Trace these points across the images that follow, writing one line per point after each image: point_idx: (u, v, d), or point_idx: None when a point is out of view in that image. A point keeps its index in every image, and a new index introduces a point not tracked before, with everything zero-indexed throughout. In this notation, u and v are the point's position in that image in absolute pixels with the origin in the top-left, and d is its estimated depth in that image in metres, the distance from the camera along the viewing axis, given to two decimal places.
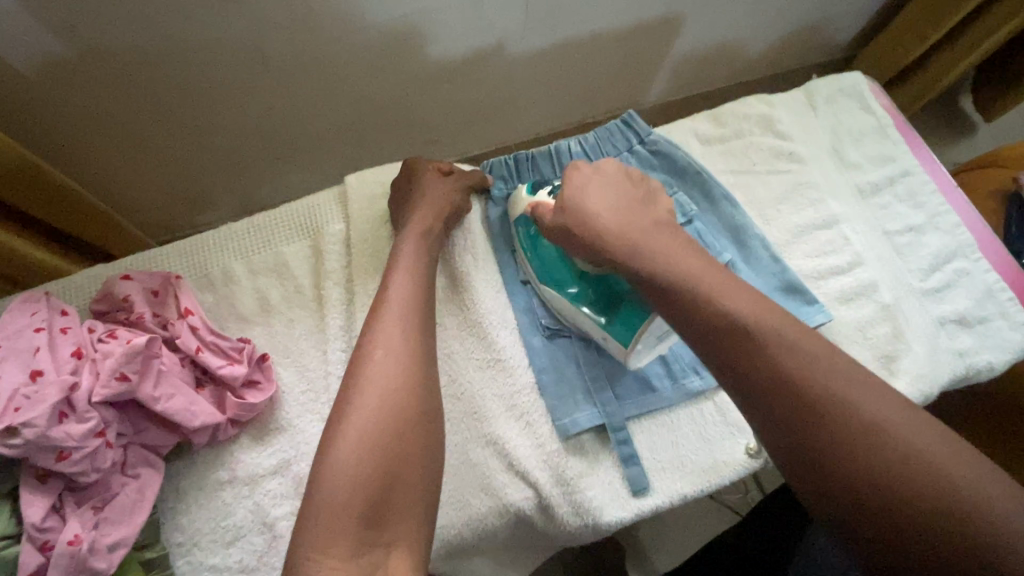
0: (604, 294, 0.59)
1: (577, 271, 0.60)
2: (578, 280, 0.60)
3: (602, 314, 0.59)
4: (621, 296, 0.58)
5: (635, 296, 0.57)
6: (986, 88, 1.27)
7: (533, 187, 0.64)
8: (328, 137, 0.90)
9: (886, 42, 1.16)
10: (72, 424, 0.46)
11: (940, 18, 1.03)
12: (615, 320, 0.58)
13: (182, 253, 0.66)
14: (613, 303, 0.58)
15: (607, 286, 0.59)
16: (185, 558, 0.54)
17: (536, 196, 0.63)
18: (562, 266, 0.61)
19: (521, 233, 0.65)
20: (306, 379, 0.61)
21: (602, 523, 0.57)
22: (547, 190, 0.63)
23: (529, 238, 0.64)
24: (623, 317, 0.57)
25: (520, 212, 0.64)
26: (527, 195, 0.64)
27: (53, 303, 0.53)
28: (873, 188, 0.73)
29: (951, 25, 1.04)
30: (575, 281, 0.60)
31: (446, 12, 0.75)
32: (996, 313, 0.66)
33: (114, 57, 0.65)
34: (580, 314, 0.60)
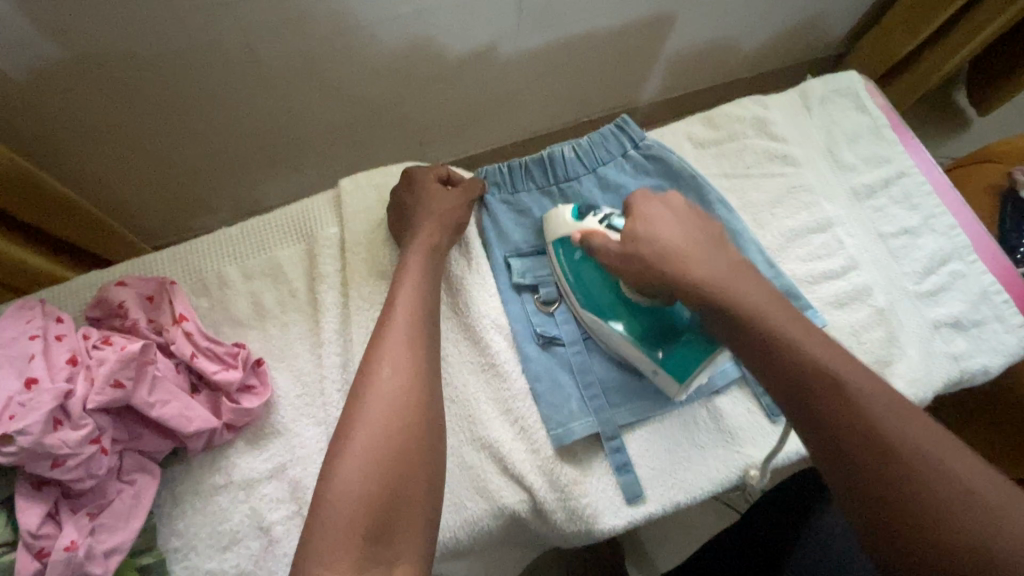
0: (656, 325, 0.59)
1: (624, 303, 0.59)
2: (625, 312, 0.59)
3: (657, 350, 0.58)
4: (674, 328, 0.58)
5: (697, 332, 0.57)
6: (986, 78, 1.26)
7: (580, 210, 0.62)
8: (323, 138, 0.90)
9: (882, 40, 1.16)
10: (66, 431, 0.46)
11: (933, 16, 1.03)
12: (674, 358, 0.58)
13: (176, 258, 0.66)
14: (667, 336, 0.58)
15: (662, 317, 0.58)
16: (182, 562, 0.54)
17: (584, 222, 0.60)
18: (608, 298, 0.60)
19: (564, 261, 0.63)
20: (301, 383, 0.61)
21: (596, 527, 0.57)
22: (597, 215, 0.60)
23: (573, 266, 0.62)
24: (680, 353, 0.57)
25: (564, 239, 0.62)
26: (573, 221, 0.61)
27: (47, 311, 0.53)
28: (868, 190, 0.73)
29: (941, 20, 1.04)
30: (623, 313, 0.59)
31: (439, 14, 0.75)
32: (991, 315, 0.66)
33: (109, 63, 0.65)
34: (632, 349, 0.59)
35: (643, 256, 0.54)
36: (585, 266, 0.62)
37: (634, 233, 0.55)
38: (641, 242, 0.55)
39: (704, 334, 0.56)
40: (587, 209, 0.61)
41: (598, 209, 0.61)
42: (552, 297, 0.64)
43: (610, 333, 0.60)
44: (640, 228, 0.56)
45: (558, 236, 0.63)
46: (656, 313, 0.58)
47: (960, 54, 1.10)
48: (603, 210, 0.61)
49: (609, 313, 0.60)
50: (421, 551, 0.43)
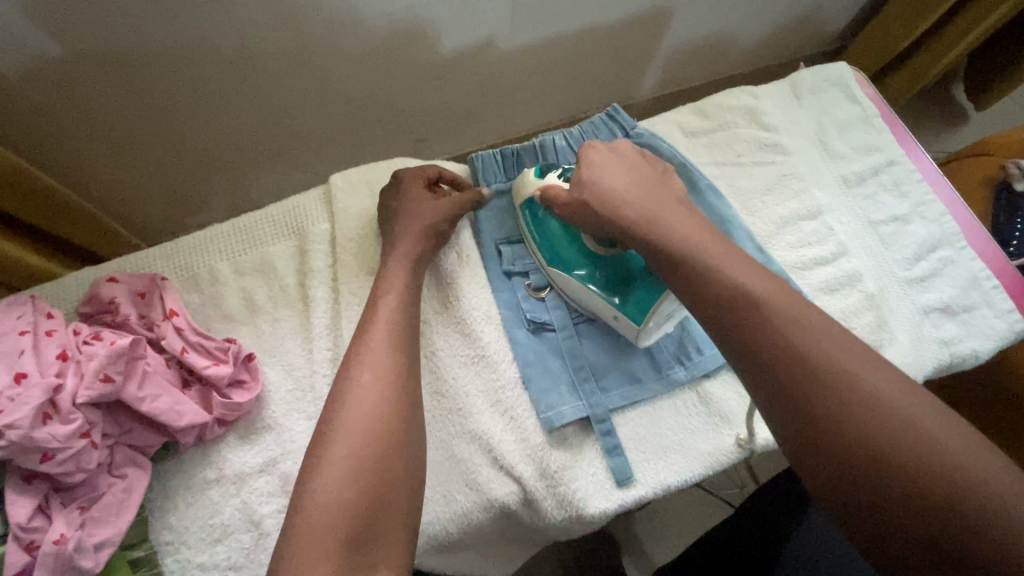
0: (615, 273, 0.60)
1: (584, 253, 0.61)
2: (586, 262, 0.61)
3: (616, 296, 0.60)
4: (630, 274, 0.59)
5: (648, 274, 0.58)
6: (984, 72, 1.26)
7: (540, 170, 0.63)
8: (316, 135, 0.90)
9: (879, 32, 1.15)
10: (56, 425, 0.46)
11: (929, 9, 1.03)
12: (631, 303, 0.59)
13: (167, 254, 0.66)
14: (625, 282, 0.59)
15: (620, 265, 0.60)
16: (174, 556, 0.54)
17: (545, 178, 0.62)
18: (569, 250, 0.62)
19: (528, 219, 0.64)
20: (293, 378, 0.61)
21: (587, 513, 0.57)
22: (556, 172, 0.62)
23: (536, 223, 0.63)
24: (636, 297, 0.58)
25: (527, 197, 0.63)
26: (534, 178, 0.62)
27: (38, 306, 0.53)
28: (858, 178, 0.73)
29: (939, 13, 1.03)
30: (584, 263, 0.61)
31: (431, 10, 0.75)
32: (981, 301, 0.66)
33: (99, 59, 0.65)
34: (593, 297, 0.60)
35: (590, 203, 0.55)
36: (547, 222, 0.63)
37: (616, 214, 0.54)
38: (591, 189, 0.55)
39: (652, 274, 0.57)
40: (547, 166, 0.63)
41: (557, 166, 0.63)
42: (542, 284, 0.65)
43: (572, 283, 0.61)
44: (586, 174, 0.56)
45: (523, 194, 0.63)
46: (614, 260, 0.60)
47: (959, 50, 1.11)
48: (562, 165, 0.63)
49: (573, 266, 0.61)
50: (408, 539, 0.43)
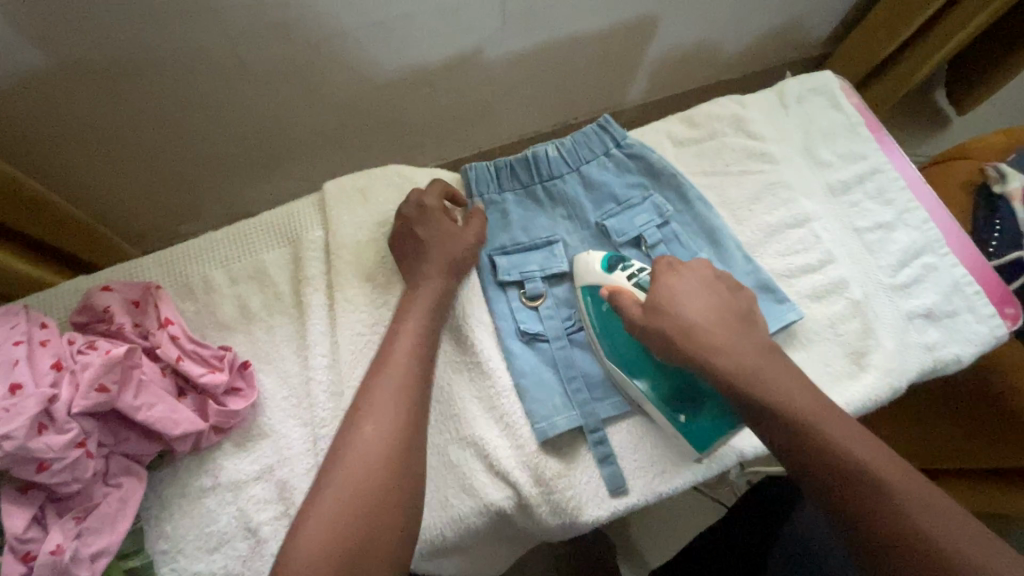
0: (682, 390, 0.59)
1: (651, 361, 0.59)
2: (652, 371, 0.59)
3: (680, 414, 0.58)
4: (698, 396, 0.58)
5: (720, 404, 0.57)
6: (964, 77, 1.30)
7: (609, 262, 0.63)
8: (310, 142, 0.90)
9: (863, 41, 1.18)
10: (51, 436, 0.46)
11: (912, 17, 1.05)
12: (696, 426, 0.58)
13: (161, 262, 0.66)
14: (691, 402, 0.58)
15: (687, 381, 0.58)
16: (170, 565, 0.54)
17: (613, 275, 0.62)
18: (634, 353, 0.60)
19: (589, 307, 0.63)
20: (288, 385, 0.62)
21: (580, 519, 0.58)
22: (626, 270, 0.62)
23: (598, 314, 0.62)
24: (703, 421, 0.57)
25: (591, 286, 0.63)
26: (602, 272, 0.62)
27: (31, 316, 0.53)
28: (843, 186, 0.74)
29: (920, 22, 1.06)
30: (648, 372, 0.59)
31: (425, 19, 0.76)
32: (963, 306, 0.68)
33: (90, 68, 0.65)
34: (654, 409, 0.59)
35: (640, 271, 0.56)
36: (610, 318, 0.62)
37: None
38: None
39: (723, 407, 0.57)
40: (616, 260, 0.63)
41: (628, 263, 0.62)
42: (537, 293, 0.65)
43: (632, 388, 0.60)
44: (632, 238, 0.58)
45: (586, 282, 0.63)
46: (683, 376, 0.59)
47: (935, 60, 1.14)
48: (632, 263, 0.62)
49: (638, 369, 0.60)
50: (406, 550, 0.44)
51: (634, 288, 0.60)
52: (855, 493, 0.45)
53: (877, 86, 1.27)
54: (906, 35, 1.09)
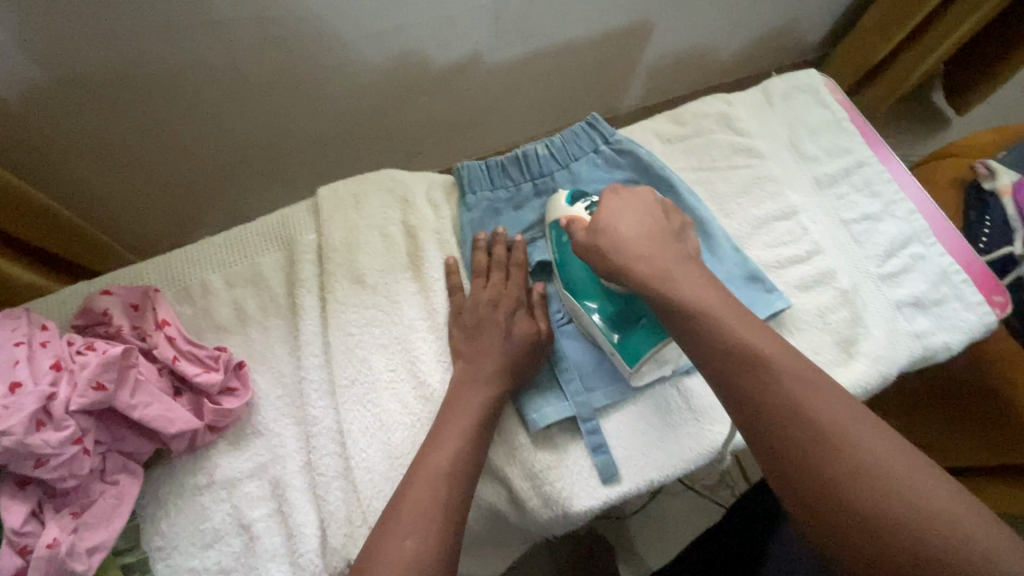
0: (623, 311, 0.61)
1: (598, 285, 0.62)
2: (599, 296, 0.62)
3: (616, 333, 0.61)
4: (636, 316, 0.61)
5: (654, 323, 0.60)
6: (962, 76, 1.31)
7: (573, 196, 0.65)
8: (308, 151, 0.93)
9: (857, 42, 1.20)
10: (49, 432, 0.47)
11: (905, 16, 1.06)
12: (628, 345, 0.61)
13: (161, 267, 0.68)
14: (629, 322, 0.61)
15: (630, 303, 0.61)
16: (165, 561, 0.55)
17: (573, 207, 0.64)
18: (586, 279, 0.63)
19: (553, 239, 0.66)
20: (282, 385, 0.63)
21: (571, 511, 0.58)
22: (585, 203, 0.64)
23: (558, 246, 0.65)
24: (635, 339, 0.61)
25: (555, 219, 0.66)
26: (564, 205, 0.65)
27: (32, 319, 0.54)
28: (830, 179, 0.75)
29: (916, 22, 1.07)
30: (595, 296, 0.62)
31: (419, 29, 0.79)
32: (951, 295, 0.68)
33: (91, 82, 0.67)
34: (596, 329, 0.62)
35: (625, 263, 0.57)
36: (568, 248, 0.64)
37: (609, 243, 0.58)
38: (603, 235, 0.58)
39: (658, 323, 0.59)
40: (580, 195, 0.65)
41: (591, 198, 0.65)
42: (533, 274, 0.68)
43: (581, 312, 0.63)
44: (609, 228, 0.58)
45: (552, 216, 0.66)
46: (626, 299, 0.61)
47: (934, 57, 1.15)
48: (593, 198, 0.65)
49: (583, 295, 0.63)
50: (394, 543, 0.45)
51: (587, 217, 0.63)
52: (833, 476, 0.41)
53: (873, 87, 1.28)
54: (898, 34, 1.11)
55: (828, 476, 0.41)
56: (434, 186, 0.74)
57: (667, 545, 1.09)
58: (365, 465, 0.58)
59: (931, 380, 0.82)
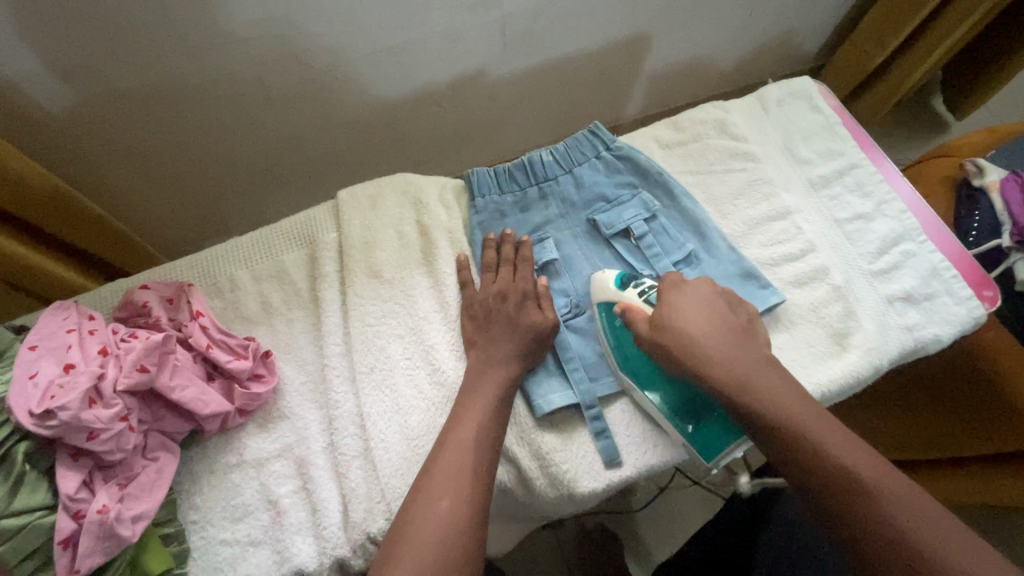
0: (689, 402, 0.62)
1: (660, 373, 0.64)
2: (663, 385, 0.63)
3: (687, 424, 0.62)
4: (704, 406, 0.62)
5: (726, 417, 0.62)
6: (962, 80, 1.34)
7: (622, 279, 0.67)
8: (327, 158, 0.98)
9: (856, 51, 1.23)
10: (100, 409, 0.52)
11: (899, 26, 1.10)
12: (702, 435, 0.62)
13: (192, 264, 0.73)
14: (699, 413, 0.62)
15: (696, 394, 0.62)
16: (200, 533, 0.59)
17: (625, 291, 0.66)
18: (647, 366, 0.64)
19: (605, 322, 0.67)
20: (305, 372, 0.68)
21: (577, 491, 0.62)
22: (637, 288, 0.66)
23: (613, 330, 0.66)
24: (708, 432, 0.62)
25: (607, 302, 0.67)
26: (614, 288, 0.67)
27: (81, 310, 0.60)
28: (823, 181, 0.79)
29: (909, 31, 1.11)
30: (658, 385, 0.63)
31: (433, 43, 0.84)
32: (941, 290, 0.71)
33: (133, 92, 0.73)
34: (665, 420, 0.63)
35: None
36: (625, 333, 0.66)
37: None
38: None
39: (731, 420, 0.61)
40: (630, 279, 0.67)
41: (641, 280, 0.67)
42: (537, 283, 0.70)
43: (643, 399, 0.64)
44: (665, 313, 0.62)
45: (603, 298, 0.67)
46: (691, 388, 0.63)
47: (929, 64, 1.19)
48: (644, 281, 0.67)
49: (648, 382, 0.64)
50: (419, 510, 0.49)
51: (643, 304, 0.65)
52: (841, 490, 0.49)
53: (870, 93, 1.32)
54: (893, 43, 1.14)
55: (859, 507, 0.48)
56: (447, 189, 0.79)
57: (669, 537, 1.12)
58: (383, 445, 0.62)
59: (925, 375, 0.85)
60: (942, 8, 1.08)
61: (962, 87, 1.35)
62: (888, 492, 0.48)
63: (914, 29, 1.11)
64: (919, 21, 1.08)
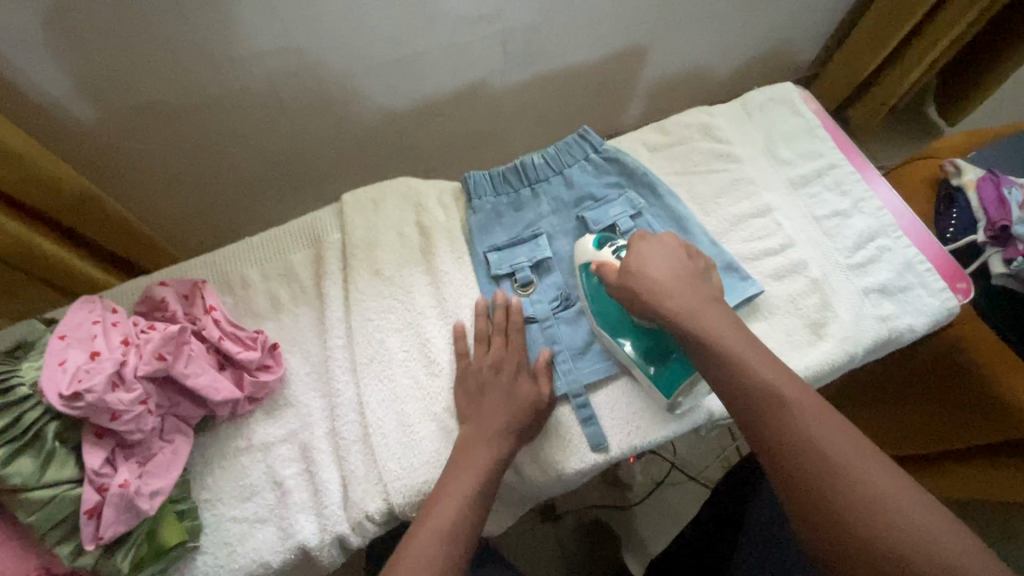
0: (653, 346, 0.66)
1: (629, 323, 0.68)
2: (630, 332, 0.67)
3: (651, 365, 0.66)
4: (665, 347, 0.66)
5: (682, 356, 0.65)
6: (954, 87, 1.37)
7: (599, 241, 0.72)
8: (334, 167, 1.04)
9: (847, 58, 1.27)
10: (122, 392, 0.56)
11: (888, 32, 1.14)
12: (663, 374, 0.66)
13: (206, 263, 0.78)
14: (661, 355, 0.66)
15: (658, 337, 0.66)
16: (210, 510, 0.64)
17: (601, 252, 0.71)
18: (617, 316, 0.69)
19: (583, 280, 0.72)
20: (310, 362, 0.72)
21: (564, 472, 0.66)
22: (610, 247, 0.71)
23: (590, 286, 0.71)
24: (667, 371, 0.66)
25: (585, 262, 0.72)
26: (592, 249, 0.72)
27: (105, 304, 0.65)
28: (803, 180, 0.82)
29: (899, 39, 1.14)
30: (627, 333, 0.68)
31: (436, 56, 0.89)
32: (916, 282, 0.74)
33: (155, 105, 0.79)
34: (632, 363, 0.67)
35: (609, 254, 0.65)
36: (600, 289, 0.71)
37: None
38: None
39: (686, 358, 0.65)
40: (605, 240, 0.72)
41: (615, 242, 0.71)
42: (527, 280, 0.75)
43: (614, 347, 0.68)
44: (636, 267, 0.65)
45: (583, 259, 0.72)
46: (653, 332, 0.66)
47: (919, 71, 1.21)
48: (618, 242, 0.71)
49: (618, 332, 0.68)
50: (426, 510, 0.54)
51: (614, 260, 0.69)
52: (824, 489, 0.47)
53: (866, 99, 1.36)
54: (886, 52, 1.18)
55: (840, 508, 0.46)
56: (445, 192, 0.83)
57: (664, 529, 1.14)
58: (381, 431, 0.66)
59: (903, 367, 0.88)
60: (931, 16, 1.11)
61: (954, 94, 1.38)
62: (878, 498, 0.45)
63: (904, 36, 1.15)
64: (908, 28, 1.11)
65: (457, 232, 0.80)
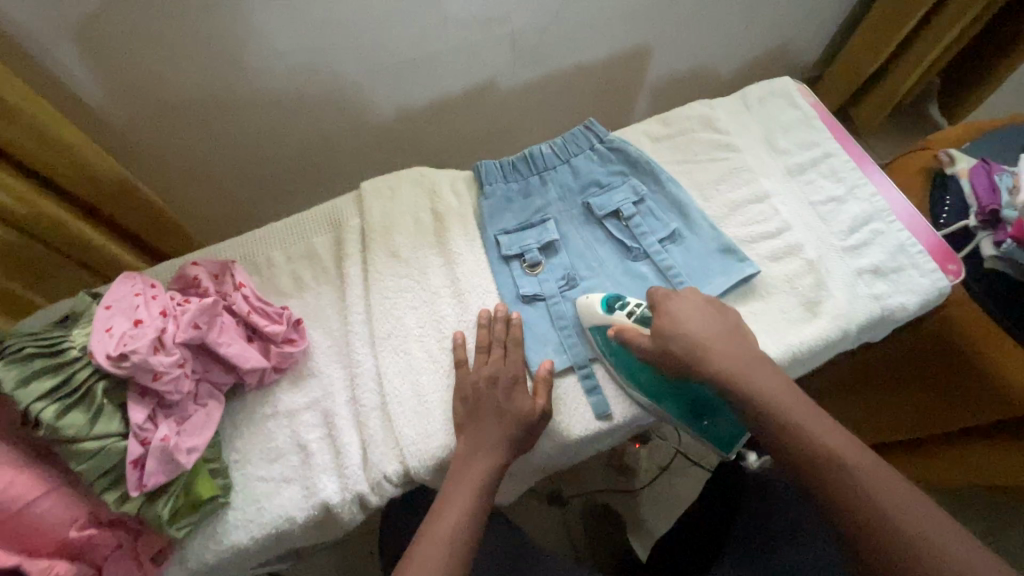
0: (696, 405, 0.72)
1: (666, 386, 0.70)
2: (668, 395, 0.71)
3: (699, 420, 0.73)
4: (710, 405, 0.72)
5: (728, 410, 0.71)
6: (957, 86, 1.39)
7: (608, 302, 0.72)
8: (352, 161, 1.09)
9: (849, 58, 1.30)
10: (162, 356, 0.61)
11: (888, 31, 1.17)
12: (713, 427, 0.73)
13: (234, 246, 0.83)
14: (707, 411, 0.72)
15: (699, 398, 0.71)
16: (240, 470, 0.69)
17: (614, 314, 0.71)
18: (650, 381, 0.71)
19: (601, 345, 0.72)
20: (331, 337, 0.77)
21: (570, 437, 0.70)
22: (623, 308, 0.71)
23: (611, 350, 0.71)
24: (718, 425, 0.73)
25: (598, 327, 0.71)
26: (603, 312, 0.71)
27: (144, 279, 0.70)
28: (800, 168, 0.86)
29: (900, 38, 1.17)
30: (665, 396, 0.71)
31: (451, 55, 0.94)
32: (908, 263, 0.78)
33: (189, 99, 0.85)
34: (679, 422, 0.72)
35: None
36: (620, 353, 0.71)
37: None
38: None
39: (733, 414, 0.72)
40: (615, 301, 0.71)
41: (625, 300, 0.71)
42: (536, 262, 0.79)
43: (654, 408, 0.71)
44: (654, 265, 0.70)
45: (595, 324, 0.72)
46: (693, 395, 0.71)
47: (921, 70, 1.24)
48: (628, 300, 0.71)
49: (655, 395, 0.71)
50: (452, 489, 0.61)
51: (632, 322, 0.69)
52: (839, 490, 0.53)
53: (869, 98, 1.38)
54: (887, 52, 1.21)
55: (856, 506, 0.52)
56: (457, 180, 0.88)
57: (666, 511, 1.18)
58: (397, 398, 0.70)
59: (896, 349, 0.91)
60: (931, 15, 1.15)
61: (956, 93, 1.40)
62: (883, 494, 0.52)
63: (905, 35, 1.18)
64: (910, 27, 1.14)
65: (468, 217, 0.84)
